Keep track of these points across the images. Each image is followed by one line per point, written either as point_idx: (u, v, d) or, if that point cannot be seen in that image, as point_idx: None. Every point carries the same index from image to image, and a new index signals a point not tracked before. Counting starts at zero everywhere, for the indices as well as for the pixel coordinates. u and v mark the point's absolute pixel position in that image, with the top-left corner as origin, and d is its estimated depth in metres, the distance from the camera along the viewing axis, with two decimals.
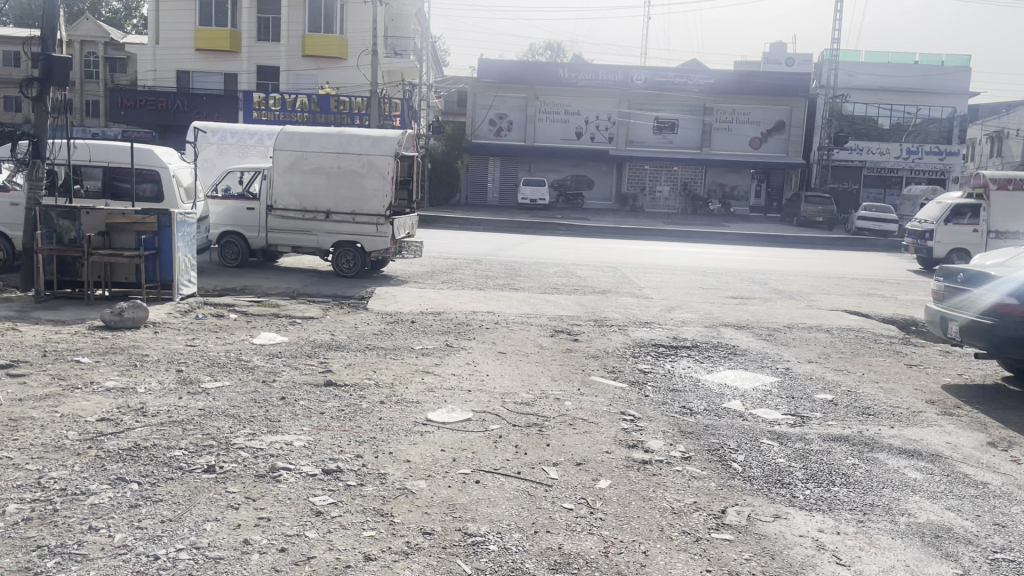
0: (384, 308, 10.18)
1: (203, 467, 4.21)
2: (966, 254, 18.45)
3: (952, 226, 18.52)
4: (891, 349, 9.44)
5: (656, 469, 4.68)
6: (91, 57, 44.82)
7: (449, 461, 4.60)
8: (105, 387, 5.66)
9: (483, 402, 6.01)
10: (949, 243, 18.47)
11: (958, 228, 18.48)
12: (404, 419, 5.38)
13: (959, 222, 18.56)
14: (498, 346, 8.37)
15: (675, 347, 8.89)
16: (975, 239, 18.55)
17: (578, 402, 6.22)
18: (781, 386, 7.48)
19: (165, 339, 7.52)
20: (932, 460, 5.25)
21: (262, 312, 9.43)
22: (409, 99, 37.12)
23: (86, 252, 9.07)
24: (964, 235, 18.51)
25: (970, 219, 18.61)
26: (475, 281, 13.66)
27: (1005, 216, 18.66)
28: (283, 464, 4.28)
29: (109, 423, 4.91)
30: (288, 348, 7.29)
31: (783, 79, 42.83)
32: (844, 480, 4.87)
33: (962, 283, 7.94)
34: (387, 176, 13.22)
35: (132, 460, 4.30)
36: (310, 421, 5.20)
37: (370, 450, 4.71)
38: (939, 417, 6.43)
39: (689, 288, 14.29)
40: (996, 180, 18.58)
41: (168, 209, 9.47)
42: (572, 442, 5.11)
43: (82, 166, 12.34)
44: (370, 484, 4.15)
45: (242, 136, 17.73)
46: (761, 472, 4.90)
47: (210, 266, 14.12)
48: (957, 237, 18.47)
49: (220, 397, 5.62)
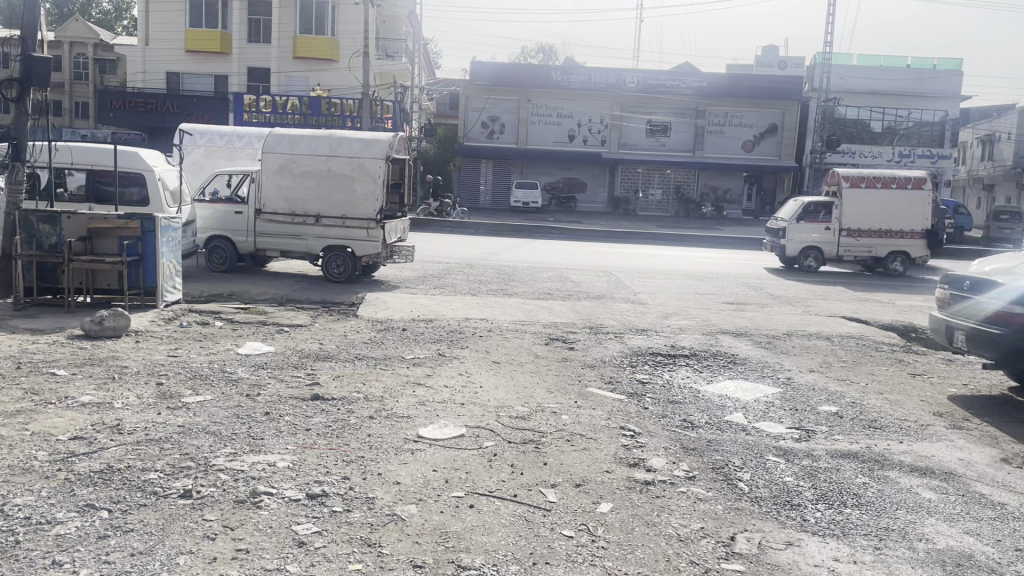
0: (374, 315, 9.92)
1: (179, 491, 3.95)
2: (816, 253, 18.01)
3: (803, 224, 17.99)
4: (893, 358, 9.24)
5: (660, 490, 4.44)
6: (80, 58, 44.42)
7: (441, 483, 4.35)
8: (80, 403, 5.39)
9: (477, 416, 5.76)
10: (799, 240, 18.05)
11: (809, 226, 17.93)
12: (393, 436, 5.12)
13: (811, 220, 17.96)
14: (491, 355, 8.13)
15: (673, 355, 8.66)
16: (827, 238, 18.01)
17: (575, 415, 5.98)
18: (784, 396, 7.26)
19: (146, 349, 7.25)
20: (946, 479, 5.04)
21: (249, 319, 9.16)
22: (401, 102, 36.86)
23: (66, 258, 8.78)
24: (815, 234, 17.99)
25: (822, 217, 17.98)
26: (468, 287, 13.42)
27: (860, 214, 17.94)
28: (265, 488, 4.03)
29: (81, 443, 4.65)
30: (274, 359, 7.03)
31: (777, 82, 42.73)
32: (856, 501, 4.65)
33: (967, 290, 7.72)
34: (378, 179, 12.96)
35: (104, 484, 4.04)
36: (294, 439, 4.94)
37: (358, 471, 4.46)
38: (949, 431, 6.23)
39: (684, 294, 14.07)
40: (849, 178, 17.72)
41: (152, 214, 9.20)
42: (569, 461, 4.87)
43: (64, 169, 12.04)
44: (357, 509, 3.90)
45: (230, 138, 17.47)
46: (769, 492, 4.67)
47: (197, 271, 13.82)
48: (807, 236, 17.98)
49: (200, 413, 5.36)
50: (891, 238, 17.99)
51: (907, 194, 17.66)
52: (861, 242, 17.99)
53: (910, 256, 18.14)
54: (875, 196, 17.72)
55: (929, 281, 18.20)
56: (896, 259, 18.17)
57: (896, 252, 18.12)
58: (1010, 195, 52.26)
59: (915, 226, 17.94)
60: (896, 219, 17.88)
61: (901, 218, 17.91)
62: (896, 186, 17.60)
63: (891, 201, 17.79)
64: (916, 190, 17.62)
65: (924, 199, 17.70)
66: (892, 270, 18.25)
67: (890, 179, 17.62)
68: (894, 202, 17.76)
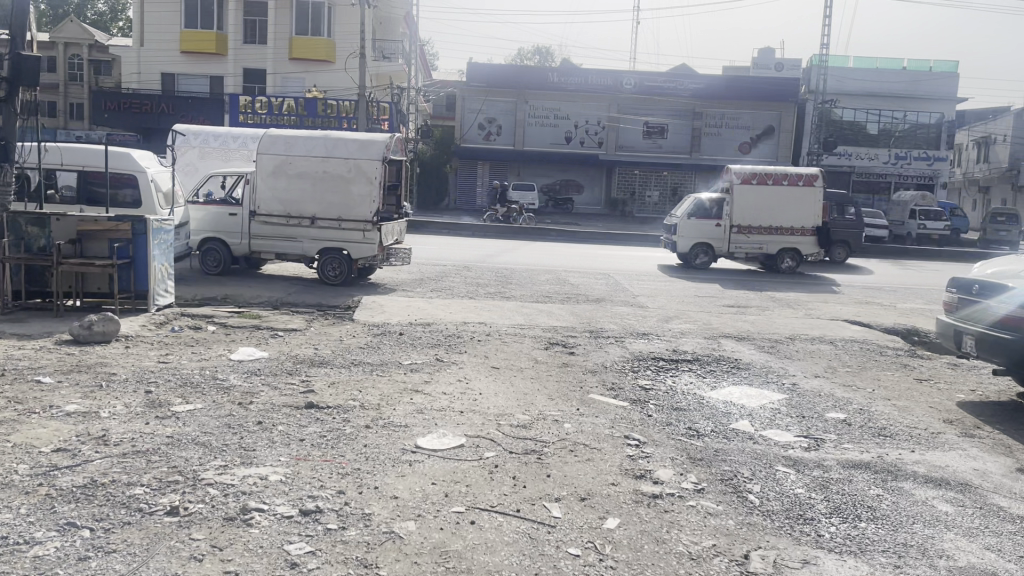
0: (370, 319, 9.74)
1: (165, 508, 3.77)
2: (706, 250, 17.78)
3: (694, 221, 17.76)
4: (899, 363, 9.08)
5: (668, 505, 4.27)
6: (74, 59, 44.16)
7: (440, 497, 4.17)
8: (65, 412, 5.20)
9: (476, 425, 5.58)
10: (689, 237, 17.81)
11: (700, 223, 17.70)
12: (390, 446, 4.94)
13: (703, 217, 17.74)
14: (490, 359, 7.96)
15: (675, 360, 8.49)
16: (717, 234, 17.79)
17: (577, 423, 5.80)
18: (789, 402, 7.10)
19: (136, 355, 7.07)
20: (963, 490, 4.87)
21: (243, 323, 8.97)
22: (397, 103, 36.67)
23: (54, 261, 8.58)
24: (705, 231, 17.76)
25: (713, 213, 17.76)
26: (465, 290, 13.23)
27: (751, 210, 17.72)
28: (256, 504, 3.85)
29: (65, 455, 4.47)
30: (268, 365, 6.85)
31: (774, 83, 42.62)
32: (870, 514, 4.49)
33: (977, 294, 7.53)
34: (374, 181, 12.78)
35: (87, 500, 3.86)
36: (287, 450, 4.76)
37: (353, 484, 4.28)
38: (960, 438, 6.06)
39: (684, 297, 13.91)
40: (742, 174, 17.52)
41: (144, 216, 9.01)
42: (573, 472, 4.69)
43: (54, 171, 11.86)
44: (353, 527, 3.71)
45: (224, 140, 17.25)
46: (781, 506, 4.50)
47: (190, 273, 13.62)
48: (698, 233, 17.76)
49: (190, 423, 5.17)
50: (782, 235, 17.82)
51: (799, 190, 17.68)
52: (751, 238, 17.78)
53: (801, 253, 18.01)
54: (767, 192, 17.58)
55: (930, 284, 18.07)
56: (787, 256, 18.04)
57: (786, 250, 17.96)
58: (1006, 197, 52.24)
59: (806, 223, 17.82)
60: (786, 215, 17.78)
61: (791, 214, 17.79)
62: (788, 182, 17.56)
63: (783, 197, 17.69)
64: (807, 186, 17.69)
65: (813, 195, 17.77)
66: (783, 267, 18.08)
67: (782, 175, 17.57)
68: (786, 198, 17.69)
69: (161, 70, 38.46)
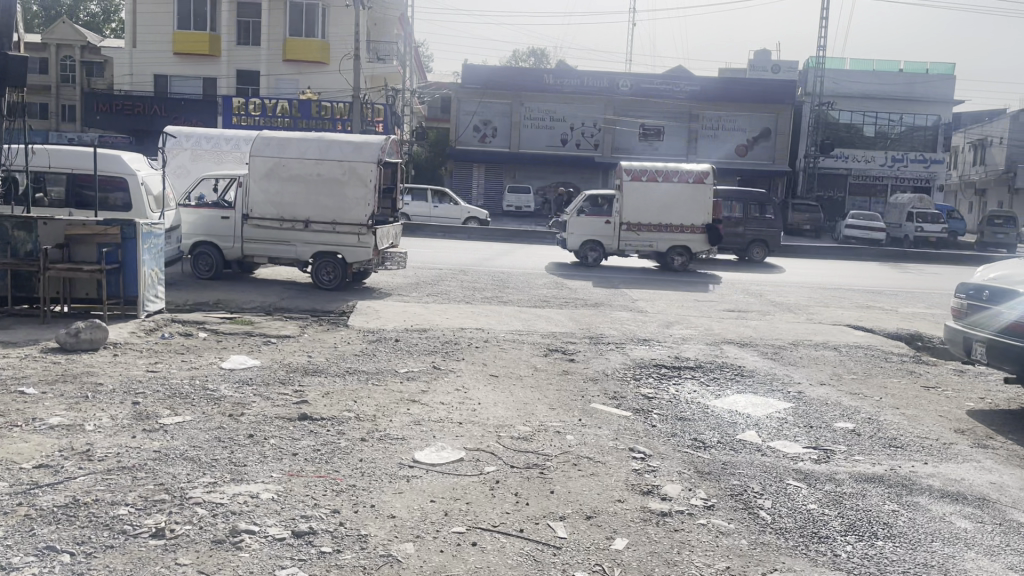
0: (366, 325, 9.55)
1: (150, 530, 3.57)
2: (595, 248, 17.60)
3: (585, 217, 17.67)
4: (905, 370, 8.93)
5: (678, 523, 4.09)
6: (67, 61, 43.90)
7: (440, 516, 3.98)
8: (48, 425, 5.01)
9: (475, 437, 5.39)
10: (578, 235, 17.73)
11: (589, 219, 17.60)
12: (387, 461, 4.75)
13: (592, 214, 17.65)
14: (489, 367, 7.77)
15: (678, 368, 8.32)
16: (607, 232, 17.62)
17: (580, 435, 5.61)
18: (796, 412, 6.93)
19: (125, 364, 6.87)
20: (980, 505, 4.70)
21: (235, 330, 8.75)
22: (392, 105, 36.46)
23: (41, 266, 8.39)
24: (595, 228, 17.62)
25: (604, 211, 17.67)
26: (462, 294, 13.05)
27: (639, 207, 17.46)
28: (247, 526, 3.66)
29: (47, 472, 4.27)
30: (260, 374, 6.64)
31: (770, 86, 42.53)
32: (887, 531, 4.31)
33: (987, 300, 7.37)
34: (369, 184, 12.59)
35: (68, 522, 3.66)
36: (279, 466, 4.56)
37: (349, 502, 4.08)
38: (974, 450, 5.89)
39: (684, 301, 13.75)
40: (631, 170, 17.34)
41: (133, 219, 8.81)
42: (578, 489, 4.51)
43: (43, 174, 11.66)
44: (348, 550, 3.52)
45: (217, 142, 17.04)
46: (794, 523, 4.32)
47: (182, 278, 13.40)
48: (587, 230, 17.63)
49: (178, 436, 4.97)
50: (671, 233, 17.46)
51: (689, 187, 17.31)
52: (641, 236, 17.50)
53: (692, 252, 17.59)
54: (655, 189, 17.31)
55: (930, 287, 17.94)
56: (677, 255, 17.63)
57: (676, 248, 17.58)
58: (1002, 199, 52.24)
59: (695, 221, 17.43)
60: (676, 212, 17.39)
61: (682, 212, 17.40)
62: (676, 179, 17.24)
63: (673, 194, 17.35)
64: (698, 183, 17.30)
65: (705, 192, 17.35)
66: (673, 265, 17.68)
67: (671, 172, 17.27)
68: (675, 195, 17.33)
69: (154, 72, 38.24)
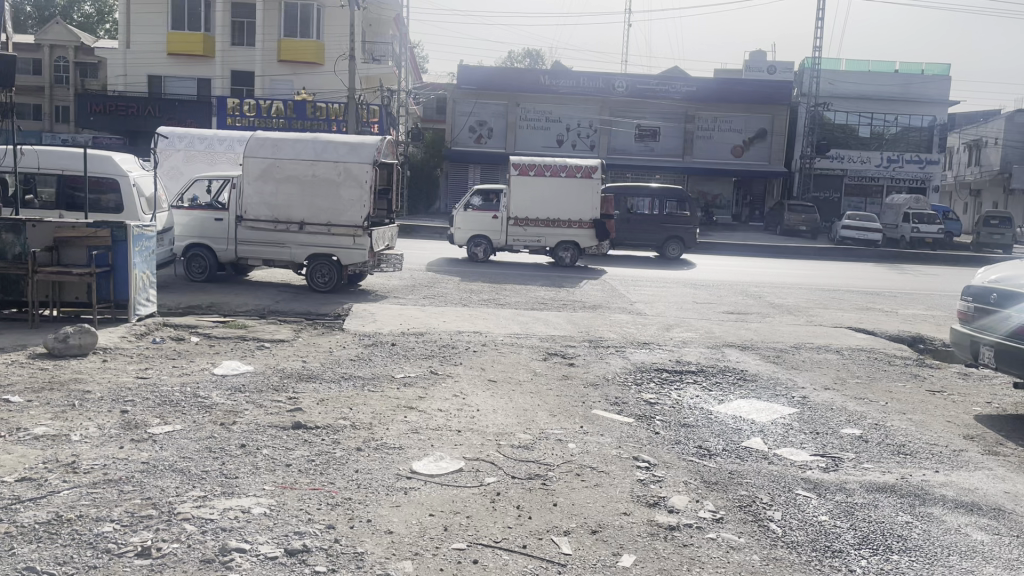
0: (361, 329, 9.39)
1: (136, 549, 3.41)
2: (483, 240, 18.49)
3: (474, 211, 18.60)
4: (909, 373, 8.81)
5: (687, 538, 3.94)
6: (61, 61, 43.67)
7: (439, 531, 3.82)
8: (32, 435, 4.83)
9: (475, 446, 5.23)
10: (468, 229, 18.67)
11: (477, 214, 18.55)
12: (384, 472, 4.59)
13: (481, 209, 18.60)
14: (487, 372, 7.61)
15: (679, 372, 8.18)
16: (495, 226, 18.56)
17: (582, 444, 5.46)
18: (801, 417, 6.79)
19: (114, 370, 6.69)
20: (996, 516, 4.56)
21: (228, 334, 8.59)
22: (387, 106, 36.29)
23: (29, 269, 8.21)
24: (483, 223, 18.58)
25: (492, 206, 18.63)
26: (458, 297, 12.89)
27: (528, 202, 18.44)
28: (237, 543, 3.50)
29: (29, 486, 4.10)
30: (253, 380, 6.48)
31: (766, 86, 42.44)
32: (902, 545, 4.17)
33: (995, 303, 7.23)
34: (365, 185, 12.43)
35: (49, 540, 3.49)
36: (272, 478, 4.39)
37: (343, 517, 3.92)
38: (985, 457, 5.75)
39: (683, 304, 13.61)
40: (519, 165, 18.29)
41: (124, 222, 8.62)
42: (582, 501, 4.36)
43: (33, 175, 11.48)
44: (344, 570, 3.36)
45: (210, 142, 16.84)
46: (805, 536, 4.17)
47: (175, 280, 13.23)
48: (475, 225, 18.59)
49: (168, 447, 4.80)
50: (558, 228, 18.48)
51: (577, 182, 18.34)
52: (528, 231, 18.48)
53: (579, 246, 18.58)
54: (543, 184, 18.31)
55: (928, 288, 17.83)
56: (565, 250, 18.59)
57: (565, 242, 18.56)
58: (998, 200, 52.22)
59: (583, 216, 18.46)
60: (564, 207, 18.41)
61: (569, 207, 18.42)
62: (564, 174, 18.26)
63: (561, 189, 18.36)
64: (585, 179, 18.34)
65: (592, 188, 18.39)
66: (564, 261, 18.62)
67: (558, 168, 18.30)
68: (564, 190, 18.35)
69: (148, 73, 38.05)
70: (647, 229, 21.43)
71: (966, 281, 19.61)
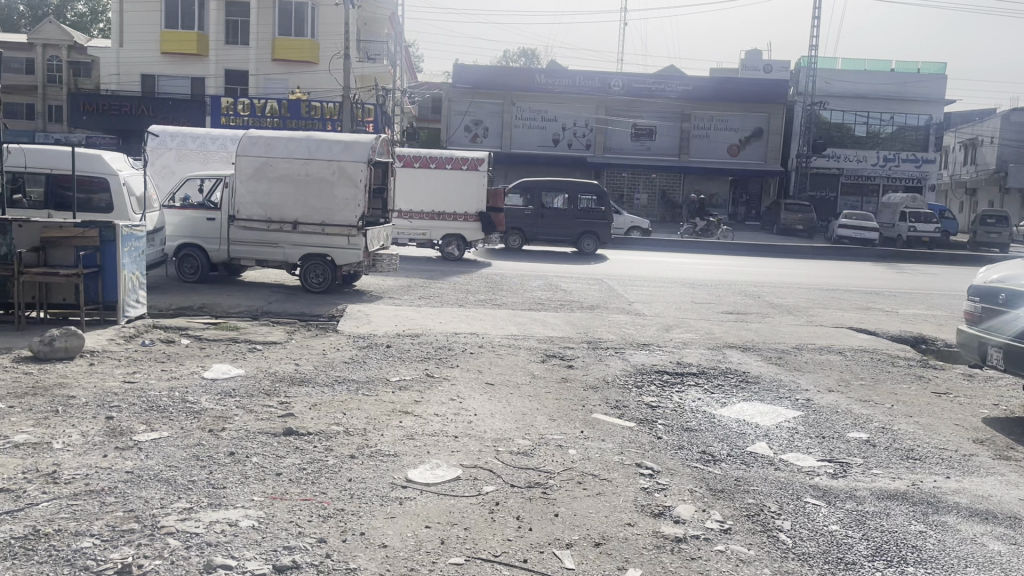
0: (355, 330, 9.22)
1: (116, 566, 3.24)
2: None
3: None
4: (912, 374, 8.68)
5: (695, 551, 3.78)
6: (53, 61, 43.36)
7: (436, 544, 3.65)
8: (12, 444, 4.64)
9: (473, 453, 5.07)
10: None
11: None
12: (378, 481, 4.42)
13: None
14: (484, 375, 7.46)
15: (680, 374, 8.01)
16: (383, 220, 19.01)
17: (582, 449, 5.29)
18: (805, 421, 6.63)
19: (101, 374, 6.51)
20: (1012, 525, 4.41)
21: (219, 336, 8.41)
22: (382, 105, 36.09)
23: (15, 270, 8.02)
24: None
25: None
26: (455, 297, 12.73)
27: (413, 195, 18.76)
28: (223, 560, 3.33)
29: (6, 499, 3.91)
30: (243, 384, 6.29)
31: (763, 85, 42.33)
32: (916, 555, 4.01)
33: (1004, 304, 7.07)
34: (359, 184, 12.24)
35: (24, 557, 3.32)
36: (261, 488, 4.21)
37: (335, 529, 3.75)
38: (996, 462, 5.60)
39: (682, 304, 13.46)
40: (405, 159, 18.73)
41: (112, 221, 8.44)
42: (584, 511, 4.19)
43: (20, 174, 11.28)
44: None
45: (203, 141, 16.64)
46: (817, 548, 4.01)
47: (166, 281, 13.03)
48: None
49: (153, 455, 4.61)
50: (443, 221, 18.66)
51: (463, 173, 18.50)
52: (413, 223, 18.77)
53: (465, 238, 18.67)
54: (427, 176, 18.62)
55: (926, 287, 17.72)
56: (451, 243, 18.73)
57: (451, 235, 18.71)
58: (994, 199, 52.21)
59: (469, 209, 18.58)
60: (450, 199, 18.59)
61: (455, 199, 18.59)
62: (449, 166, 18.51)
63: (446, 180, 18.58)
64: (471, 170, 18.46)
65: (478, 179, 18.49)
66: (449, 253, 18.75)
67: (444, 159, 18.55)
68: (449, 181, 18.55)
69: (141, 72, 37.79)
70: (562, 224, 21.55)
71: (965, 280, 19.51)
